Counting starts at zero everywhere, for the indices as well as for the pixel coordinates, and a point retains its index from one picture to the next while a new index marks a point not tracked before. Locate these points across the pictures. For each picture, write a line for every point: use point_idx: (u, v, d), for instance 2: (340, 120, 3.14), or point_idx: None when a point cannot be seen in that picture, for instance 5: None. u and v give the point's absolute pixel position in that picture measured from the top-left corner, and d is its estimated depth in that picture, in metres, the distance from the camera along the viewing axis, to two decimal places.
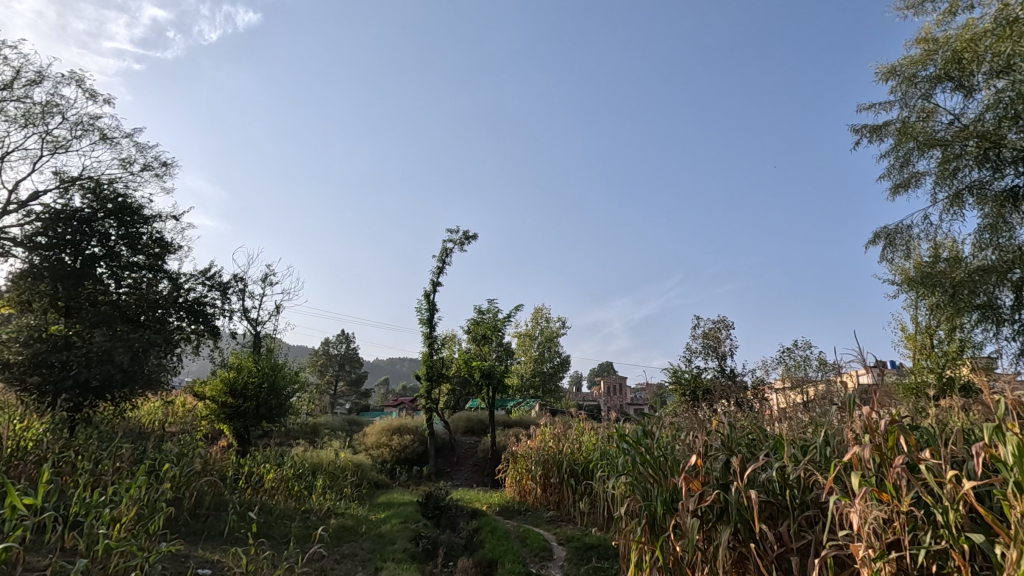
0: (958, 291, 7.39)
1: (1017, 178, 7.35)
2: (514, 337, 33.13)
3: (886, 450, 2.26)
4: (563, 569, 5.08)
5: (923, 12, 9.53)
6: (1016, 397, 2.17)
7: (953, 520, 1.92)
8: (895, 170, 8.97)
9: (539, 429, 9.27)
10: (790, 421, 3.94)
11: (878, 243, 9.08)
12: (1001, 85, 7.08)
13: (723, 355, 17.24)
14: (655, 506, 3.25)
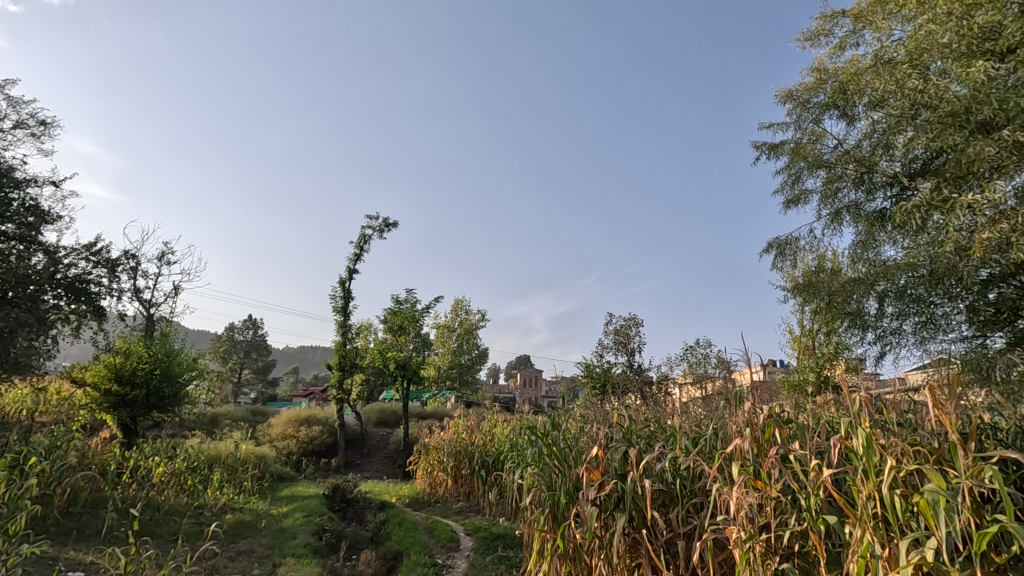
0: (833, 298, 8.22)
1: (885, 202, 8.29)
2: (433, 329, 32.84)
3: (762, 441, 2.49)
4: (468, 559, 5.13)
5: (818, 45, 10.48)
6: (869, 395, 2.46)
7: (813, 504, 2.15)
8: (787, 187, 9.81)
9: (453, 420, 9.26)
10: (686, 415, 4.22)
11: (771, 252, 9.91)
12: (877, 117, 7.93)
13: (631, 350, 18.12)
14: (558, 496, 3.35)
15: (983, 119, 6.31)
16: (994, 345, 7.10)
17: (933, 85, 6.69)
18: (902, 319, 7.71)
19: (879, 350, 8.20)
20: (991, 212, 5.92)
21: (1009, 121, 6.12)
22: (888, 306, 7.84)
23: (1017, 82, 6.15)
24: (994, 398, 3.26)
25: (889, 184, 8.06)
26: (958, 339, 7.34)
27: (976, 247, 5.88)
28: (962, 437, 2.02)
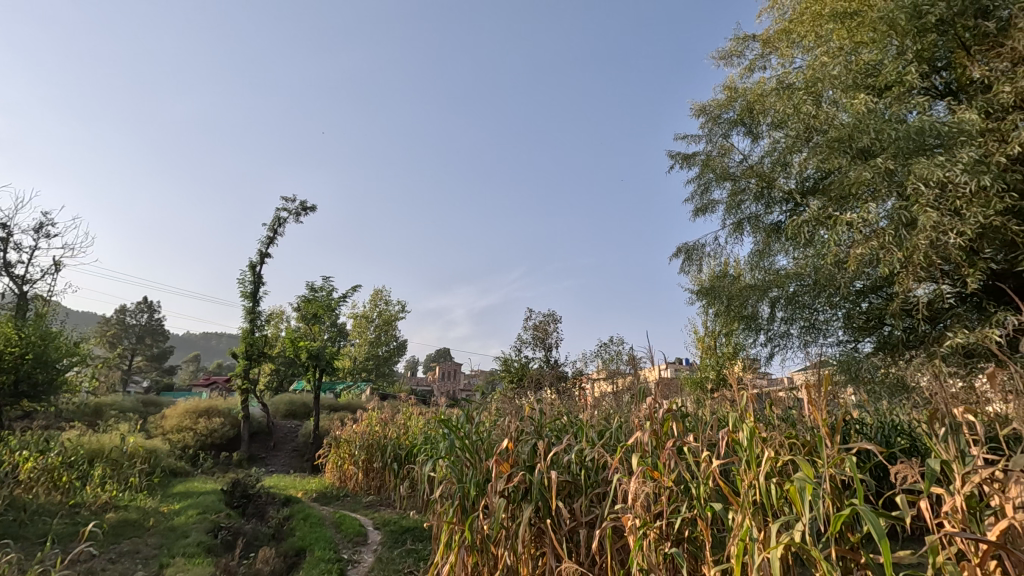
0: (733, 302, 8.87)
1: (780, 216, 9.05)
2: (350, 318, 31.83)
3: (661, 435, 2.64)
4: (375, 553, 5.04)
5: (731, 65, 11.20)
6: (755, 393, 2.69)
7: (702, 492, 2.31)
8: (696, 196, 10.40)
9: (366, 413, 9.05)
10: (595, 409, 4.39)
11: (680, 256, 10.51)
12: (778, 136, 8.60)
13: (549, 346, 18.58)
14: (468, 488, 3.38)
15: (863, 147, 7.03)
16: (864, 349, 7.96)
17: (824, 111, 7.37)
18: (788, 323, 8.43)
19: (770, 350, 8.93)
20: (867, 230, 6.62)
21: (884, 150, 6.81)
22: (779, 312, 8.57)
23: (892, 116, 6.90)
24: (859, 396, 3.66)
25: (785, 200, 8.77)
26: (835, 343, 8.14)
27: (853, 260, 6.58)
28: (829, 431, 2.24)
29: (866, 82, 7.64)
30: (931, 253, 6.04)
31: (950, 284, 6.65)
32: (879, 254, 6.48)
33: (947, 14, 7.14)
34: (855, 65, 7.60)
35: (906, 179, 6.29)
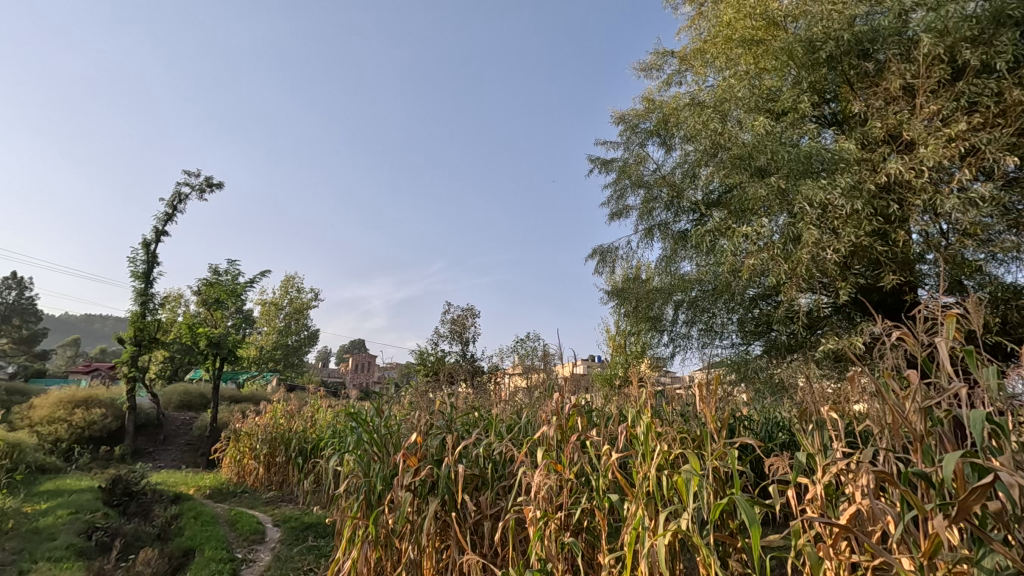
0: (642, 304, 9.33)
1: (687, 224, 9.63)
2: (257, 305, 30.10)
3: (566, 429, 2.73)
4: (273, 551, 4.82)
5: (650, 77, 11.73)
6: (652, 391, 2.86)
7: (601, 484, 2.42)
8: (613, 200, 10.83)
9: (270, 405, 8.61)
10: (506, 404, 4.46)
11: (595, 258, 10.91)
12: (688, 149, 9.14)
13: (466, 340, 18.62)
14: (374, 483, 3.31)
15: (760, 166, 7.65)
16: (753, 352, 8.67)
17: (729, 130, 7.94)
18: (689, 325, 9.00)
19: (672, 351, 9.48)
20: (761, 243, 7.21)
21: (778, 169, 7.42)
22: (682, 314, 9.13)
23: (786, 139, 7.56)
24: (745, 395, 3.99)
25: (692, 210, 9.36)
26: (728, 345, 8.79)
27: (747, 270, 7.19)
28: (716, 426, 2.44)
29: (766, 106, 8.33)
30: (812, 266, 6.73)
31: (827, 295, 7.40)
32: (769, 264, 7.11)
33: (835, 52, 7.92)
34: (758, 90, 8.26)
35: (795, 199, 6.91)
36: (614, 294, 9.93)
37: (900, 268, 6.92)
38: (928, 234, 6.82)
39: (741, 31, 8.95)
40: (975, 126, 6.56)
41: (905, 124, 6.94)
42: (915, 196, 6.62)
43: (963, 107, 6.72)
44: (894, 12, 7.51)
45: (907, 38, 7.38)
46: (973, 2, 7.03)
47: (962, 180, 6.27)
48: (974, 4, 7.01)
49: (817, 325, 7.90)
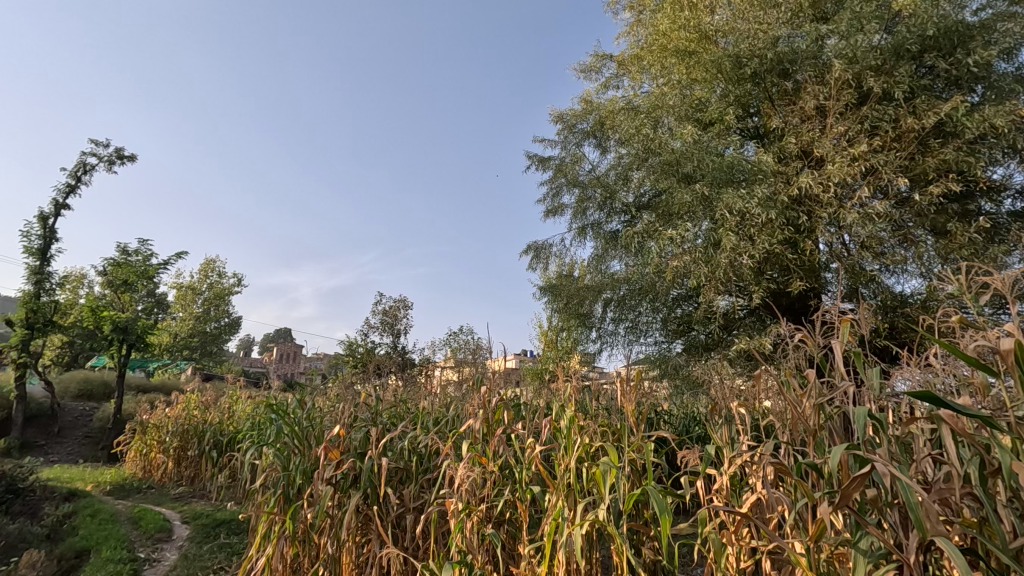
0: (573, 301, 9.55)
1: (618, 225, 9.95)
2: (172, 289, 28.19)
3: (492, 422, 2.77)
4: (180, 549, 4.55)
5: (589, 79, 11.99)
6: (577, 386, 2.95)
7: (524, 476, 2.46)
8: (548, 198, 11.00)
9: (182, 396, 8.10)
10: (433, 397, 4.45)
11: (529, 254, 11.04)
12: (622, 152, 9.43)
13: (397, 332, 18.37)
14: (294, 477, 3.20)
15: (687, 172, 8.01)
16: (675, 350, 9.10)
17: (660, 136, 8.26)
18: (617, 323, 9.31)
19: (600, 347, 9.76)
20: (687, 246, 7.57)
21: (703, 176, 7.81)
22: (610, 312, 9.43)
23: (712, 149, 7.97)
24: (662, 391, 4.19)
25: (623, 211, 9.68)
26: (652, 343, 9.18)
27: (671, 271, 7.55)
28: (635, 420, 2.55)
29: (695, 116, 8.74)
30: (730, 270, 7.14)
31: (742, 298, 7.89)
32: (691, 267, 7.49)
33: (759, 69, 8.40)
34: (689, 99, 8.64)
35: (717, 206, 7.30)
36: (546, 290, 10.09)
37: (807, 275, 7.47)
38: (832, 245, 7.41)
39: (675, 41, 9.27)
40: (875, 147, 7.20)
41: (816, 141, 7.51)
42: (822, 209, 7.18)
43: (866, 129, 7.35)
44: (811, 37, 8.09)
45: (821, 62, 7.97)
46: (878, 35, 7.70)
47: (862, 196, 6.87)
48: (878, 36, 7.68)
49: (733, 326, 8.40)
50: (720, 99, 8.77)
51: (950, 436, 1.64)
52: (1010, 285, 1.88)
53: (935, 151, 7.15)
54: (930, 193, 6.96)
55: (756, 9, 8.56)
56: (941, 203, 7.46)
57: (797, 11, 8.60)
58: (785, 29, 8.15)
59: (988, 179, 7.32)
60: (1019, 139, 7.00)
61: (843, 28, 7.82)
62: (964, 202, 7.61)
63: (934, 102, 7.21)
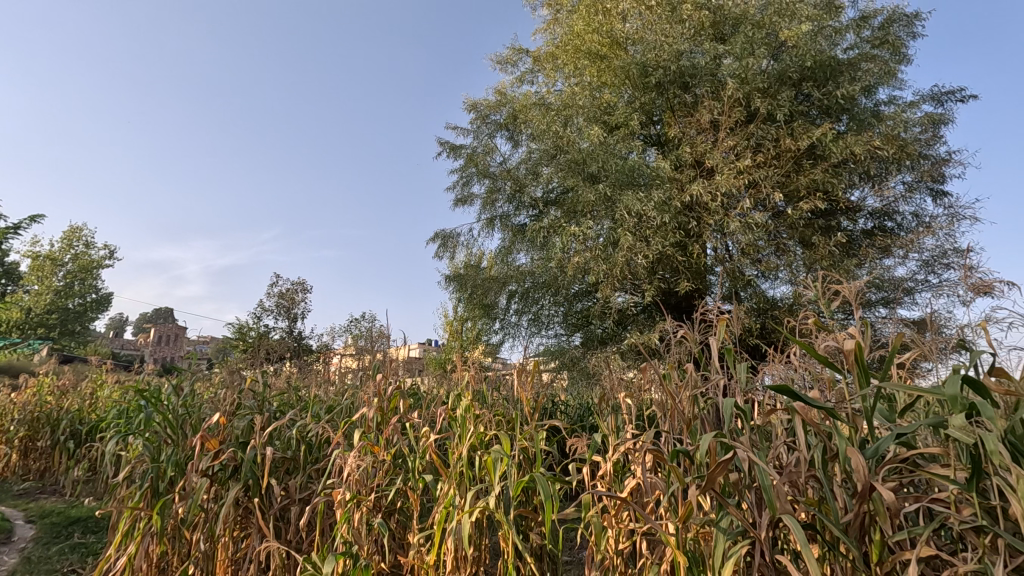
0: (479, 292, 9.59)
1: (526, 219, 10.13)
2: (25, 259, 24.75)
3: (386, 411, 2.71)
4: (22, 552, 4.01)
5: (505, 71, 12.07)
6: (474, 376, 2.97)
7: (417, 465, 2.44)
8: (458, 187, 10.94)
9: (32, 379, 7.16)
10: (326, 385, 4.27)
11: (436, 242, 10.96)
12: (533, 147, 9.59)
13: (293, 316, 17.57)
14: (164, 469, 2.92)
15: (592, 172, 8.33)
16: (574, 342, 9.47)
17: (569, 135, 8.52)
18: (520, 315, 9.50)
19: (502, 338, 9.90)
20: (590, 243, 7.88)
21: (607, 177, 8.16)
22: (514, 304, 9.59)
23: (616, 152, 8.34)
24: (558, 382, 4.32)
25: (531, 206, 9.90)
26: (552, 335, 9.49)
27: (572, 266, 7.86)
28: (529, 410, 2.61)
29: (602, 118, 9.08)
30: (626, 268, 7.57)
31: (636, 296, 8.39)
32: (591, 263, 7.83)
33: (663, 80, 8.96)
34: (597, 102, 8.98)
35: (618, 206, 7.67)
36: (451, 279, 10.06)
37: (693, 277, 8.09)
38: (717, 250, 8.07)
39: (589, 43, 9.61)
40: (758, 163, 7.91)
41: (708, 153, 8.15)
42: (710, 216, 7.78)
43: (751, 146, 8.04)
44: (710, 55, 8.71)
45: (717, 79, 8.60)
46: (765, 60, 8.43)
47: (744, 207, 7.53)
48: (766, 61, 8.42)
49: (627, 322, 8.89)
50: (626, 104, 9.19)
51: (801, 426, 1.84)
52: (856, 293, 2.13)
53: (806, 171, 7.98)
54: (800, 208, 7.81)
55: (663, 22, 9.04)
56: (810, 218, 8.35)
57: (698, 29, 9.20)
58: (687, 44, 8.69)
59: (847, 199, 8.30)
60: (871, 166, 8.03)
61: (737, 50, 8.45)
62: (828, 219, 8.56)
63: (808, 126, 8.04)
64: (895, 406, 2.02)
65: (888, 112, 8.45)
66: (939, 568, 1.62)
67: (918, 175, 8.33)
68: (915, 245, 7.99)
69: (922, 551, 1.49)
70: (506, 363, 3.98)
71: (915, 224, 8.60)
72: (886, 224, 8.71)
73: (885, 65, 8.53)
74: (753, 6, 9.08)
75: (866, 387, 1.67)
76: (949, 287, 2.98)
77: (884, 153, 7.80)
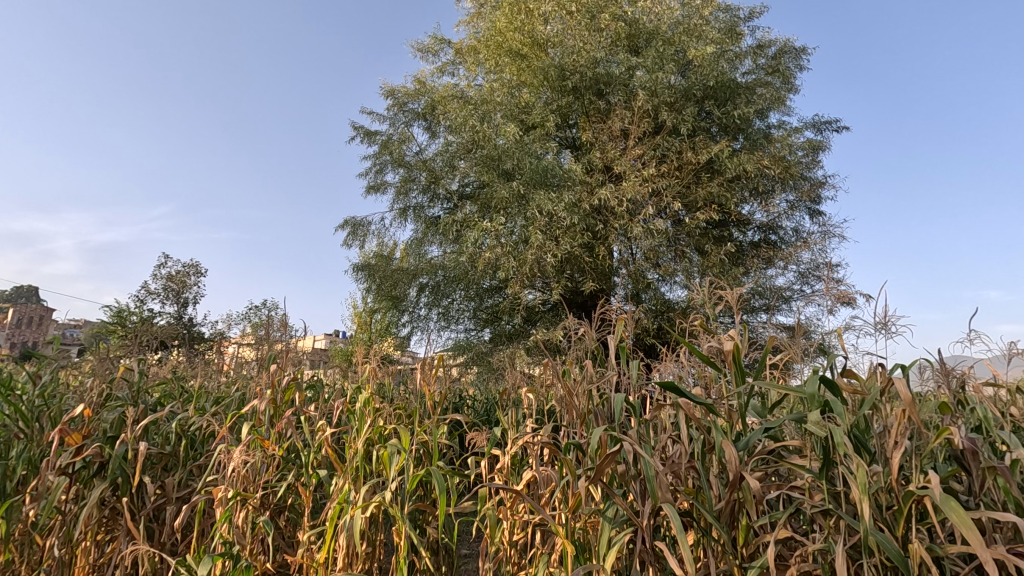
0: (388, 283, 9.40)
1: (440, 212, 10.06)
2: None
3: (280, 403, 2.57)
4: None
5: (426, 60, 11.90)
6: (376, 368, 2.90)
7: (311, 460, 2.33)
8: (371, 174, 10.63)
9: None
10: (214, 376, 3.99)
11: (346, 229, 10.58)
12: (450, 139, 9.52)
13: (184, 301, 16.53)
14: (13, 467, 2.58)
15: (507, 169, 8.47)
16: (484, 337, 9.60)
17: (485, 130, 8.59)
18: (430, 308, 9.39)
19: (411, 331, 9.75)
20: (502, 240, 8.02)
21: (521, 175, 8.30)
22: (424, 297, 9.47)
23: (532, 151, 8.50)
24: (462, 376, 4.32)
25: (446, 199, 9.86)
26: (462, 330, 9.56)
27: (483, 261, 7.92)
28: (431, 404, 2.59)
29: (520, 116, 9.24)
30: (535, 266, 7.75)
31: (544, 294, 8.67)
32: (502, 260, 7.92)
33: (579, 85, 9.25)
34: (515, 100, 9.11)
35: (530, 205, 7.84)
36: (360, 269, 9.75)
37: (598, 278, 8.42)
38: (622, 253, 8.46)
39: (509, 41, 9.80)
40: (662, 172, 8.38)
41: (618, 159, 8.53)
42: (616, 220, 8.16)
43: (657, 156, 8.51)
44: (624, 65, 9.11)
45: (629, 89, 9.02)
46: (673, 75, 8.94)
47: (647, 214, 7.96)
48: (674, 77, 8.93)
49: (535, 319, 9.09)
50: (543, 105, 9.38)
51: (684, 420, 1.98)
52: (738, 298, 2.31)
53: (705, 183, 8.58)
54: (697, 218, 8.39)
55: (582, 28, 9.31)
56: (706, 228, 8.97)
57: (614, 40, 9.59)
58: (603, 52, 9.02)
59: (738, 212, 9.01)
60: (760, 183, 8.77)
61: (648, 63, 8.88)
62: (722, 230, 9.24)
63: (708, 142, 8.63)
64: (767, 402, 2.21)
65: (776, 135, 9.27)
66: (794, 547, 1.80)
67: (798, 195, 9.21)
68: (793, 257, 8.84)
69: (780, 533, 1.65)
70: (411, 356, 3.93)
71: (794, 238, 9.47)
72: (770, 237, 9.55)
73: (776, 92, 9.35)
74: (664, 24, 9.59)
75: (741, 384, 1.83)
76: (817, 296, 3.30)
77: (771, 171, 8.56)
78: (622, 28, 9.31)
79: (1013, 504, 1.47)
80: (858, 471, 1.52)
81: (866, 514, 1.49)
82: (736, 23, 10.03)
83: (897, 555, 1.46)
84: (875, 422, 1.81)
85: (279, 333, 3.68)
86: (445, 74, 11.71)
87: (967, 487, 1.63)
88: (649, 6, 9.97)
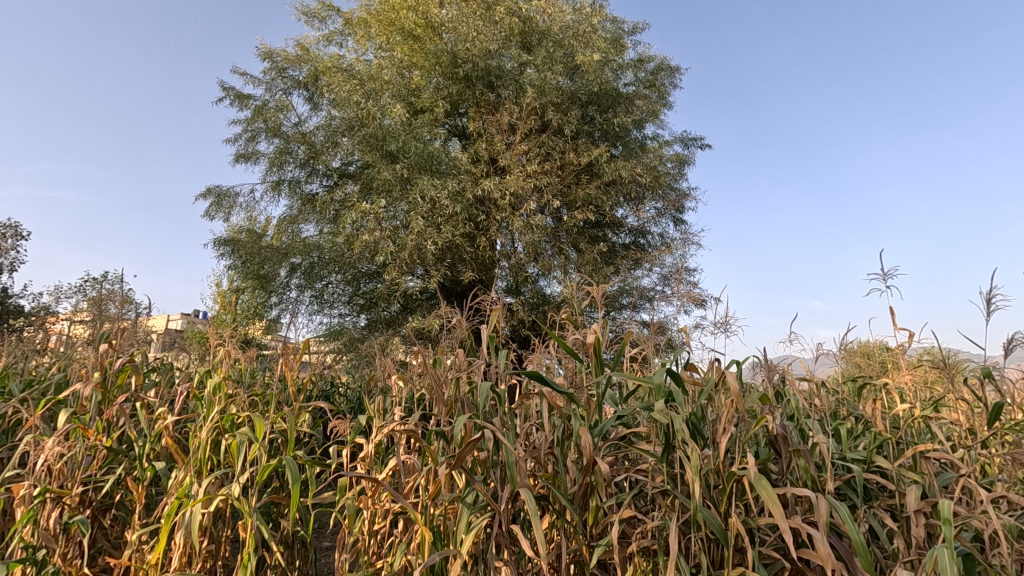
0: (254, 261, 8.73)
1: (318, 189, 9.54)
2: None
3: (111, 386, 2.24)
4: None
5: (311, 25, 11.19)
6: (233, 351, 2.63)
7: (145, 453, 2.08)
8: (241, 141, 9.78)
9: None
10: (24, 358, 3.44)
11: (208, 199, 9.62)
12: (334, 114, 9.06)
13: None
14: None
15: (391, 151, 8.32)
16: (359, 323, 9.26)
17: (371, 109, 8.30)
18: (301, 290, 8.85)
19: (279, 312, 9.13)
20: (384, 224, 7.81)
21: (405, 158, 8.15)
22: (295, 278, 8.91)
23: (418, 135, 8.40)
24: (332, 361, 4.12)
25: (326, 175, 9.39)
26: (336, 315, 9.21)
27: (360, 243, 7.69)
28: (293, 391, 2.42)
29: (408, 98, 9.07)
30: (415, 252, 7.67)
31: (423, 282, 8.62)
32: (380, 243, 7.72)
33: (471, 74, 9.23)
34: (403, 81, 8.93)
35: (412, 190, 7.75)
36: (224, 244, 8.95)
37: (479, 268, 8.50)
38: (504, 246, 8.64)
39: (403, 20, 9.66)
40: (545, 170, 8.67)
41: (504, 153, 8.73)
42: (498, 213, 8.32)
43: (542, 153, 8.81)
44: (516, 61, 9.28)
45: (519, 85, 9.20)
46: (562, 77, 9.28)
47: (529, 208, 8.22)
48: (562, 79, 9.27)
49: (412, 307, 8.96)
50: (434, 90, 9.26)
51: (547, 408, 2.04)
52: (605, 293, 2.41)
53: (583, 185, 9.00)
54: (574, 217, 8.84)
55: (477, 18, 9.31)
56: (583, 227, 9.44)
57: (508, 35, 9.72)
58: (496, 45, 9.10)
59: (613, 215, 9.58)
60: (633, 189, 9.42)
61: (538, 62, 9.15)
62: (598, 230, 9.77)
63: (590, 145, 9.09)
64: (624, 393, 2.34)
65: (650, 145, 9.99)
66: (636, 525, 1.95)
67: (665, 204, 10.03)
68: (657, 261, 9.62)
69: (624, 513, 1.77)
70: (274, 340, 3.67)
71: (660, 243, 10.28)
72: (639, 241, 10.27)
73: (652, 106, 10.08)
74: (557, 26, 9.92)
75: (600, 375, 1.94)
76: (674, 297, 3.59)
77: (643, 179, 9.25)
78: (515, 24, 9.45)
79: (810, 481, 1.71)
80: (693, 454, 1.68)
81: (697, 493, 1.65)
82: (621, 35, 10.62)
83: (719, 530, 1.64)
84: (710, 411, 2.01)
85: (116, 308, 3.23)
86: (332, 44, 11.10)
87: (778, 467, 1.88)
88: (542, 6, 10.22)
